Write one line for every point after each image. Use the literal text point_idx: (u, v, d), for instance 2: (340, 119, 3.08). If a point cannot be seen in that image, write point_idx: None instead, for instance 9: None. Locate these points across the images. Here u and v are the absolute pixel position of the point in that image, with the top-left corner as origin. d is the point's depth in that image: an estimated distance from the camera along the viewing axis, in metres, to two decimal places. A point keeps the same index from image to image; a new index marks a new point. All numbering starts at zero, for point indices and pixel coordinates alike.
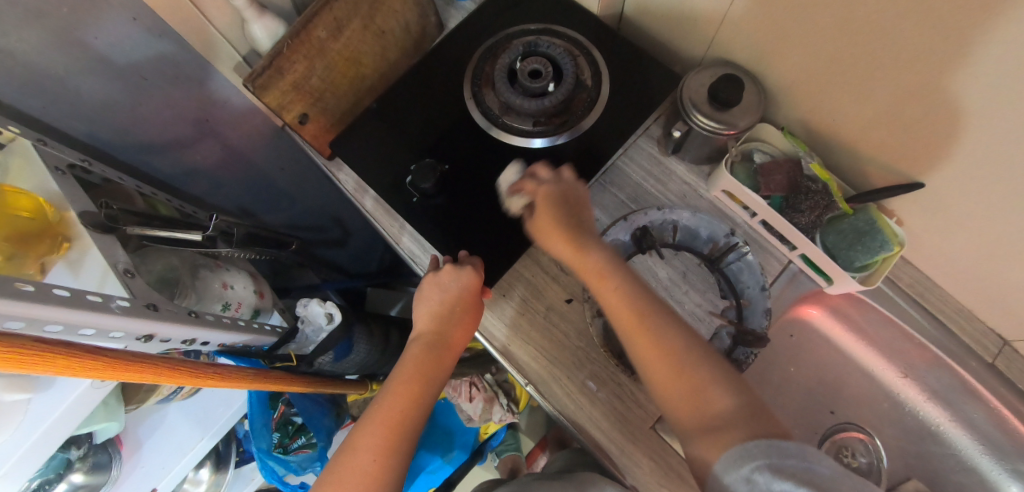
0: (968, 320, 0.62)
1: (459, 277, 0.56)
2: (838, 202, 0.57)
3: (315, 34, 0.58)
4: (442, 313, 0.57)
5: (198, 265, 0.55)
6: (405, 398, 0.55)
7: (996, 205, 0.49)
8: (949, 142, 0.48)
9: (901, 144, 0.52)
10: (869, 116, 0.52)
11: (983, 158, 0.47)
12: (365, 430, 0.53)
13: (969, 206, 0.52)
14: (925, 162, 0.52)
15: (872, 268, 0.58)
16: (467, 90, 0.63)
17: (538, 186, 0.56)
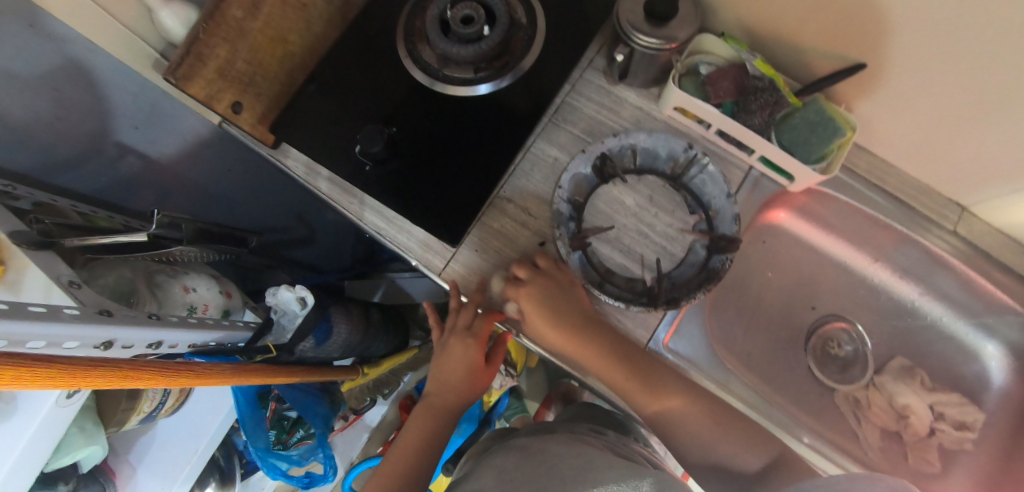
0: (927, 194, 0.64)
1: (473, 330, 0.63)
2: (787, 95, 0.57)
3: (230, 13, 0.55)
4: (461, 378, 0.66)
5: (153, 272, 0.52)
6: (432, 436, 0.66)
7: (935, 71, 0.50)
8: (881, 19, 0.48)
9: (838, 28, 0.52)
10: (803, 6, 0.52)
11: (916, 29, 0.47)
12: (398, 451, 0.66)
13: (912, 78, 0.52)
14: (863, 44, 0.52)
15: (830, 157, 0.58)
16: (401, 49, 0.60)
17: (521, 289, 0.56)
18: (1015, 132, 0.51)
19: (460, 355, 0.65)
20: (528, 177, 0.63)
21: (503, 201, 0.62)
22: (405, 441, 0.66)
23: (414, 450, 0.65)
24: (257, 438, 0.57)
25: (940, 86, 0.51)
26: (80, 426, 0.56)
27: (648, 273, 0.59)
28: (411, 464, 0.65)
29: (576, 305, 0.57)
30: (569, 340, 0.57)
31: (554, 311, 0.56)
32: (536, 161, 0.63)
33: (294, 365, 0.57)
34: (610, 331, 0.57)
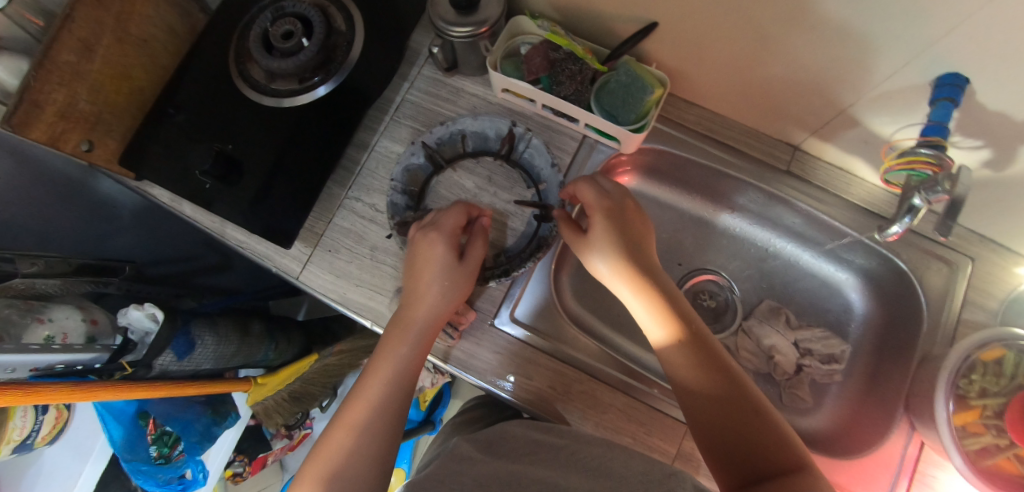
0: (757, 138, 0.66)
1: (443, 223, 0.56)
2: (593, 64, 0.60)
3: (60, 58, 0.58)
4: (437, 286, 0.54)
5: (5, 310, 0.54)
6: (401, 362, 0.53)
7: (705, 19, 0.52)
8: None
9: None
10: None
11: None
12: (359, 398, 0.52)
13: (696, 32, 0.55)
14: (644, 5, 0.55)
15: (648, 114, 0.60)
16: (233, 70, 0.64)
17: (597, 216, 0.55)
18: (796, 67, 0.54)
19: (432, 253, 0.55)
20: (374, 174, 0.66)
21: (352, 200, 0.65)
22: (368, 387, 0.52)
23: (379, 386, 0.52)
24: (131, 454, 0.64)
25: (718, 34, 0.54)
26: None
27: (488, 249, 0.61)
28: (376, 415, 0.51)
29: (642, 256, 0.54)
30: (650, 291, 0.52)
31: (630, 244, 0.54)
32: (380, 158, 0.66)
33: (158, 380, 0.59)
34: (679, 303, 0.52)
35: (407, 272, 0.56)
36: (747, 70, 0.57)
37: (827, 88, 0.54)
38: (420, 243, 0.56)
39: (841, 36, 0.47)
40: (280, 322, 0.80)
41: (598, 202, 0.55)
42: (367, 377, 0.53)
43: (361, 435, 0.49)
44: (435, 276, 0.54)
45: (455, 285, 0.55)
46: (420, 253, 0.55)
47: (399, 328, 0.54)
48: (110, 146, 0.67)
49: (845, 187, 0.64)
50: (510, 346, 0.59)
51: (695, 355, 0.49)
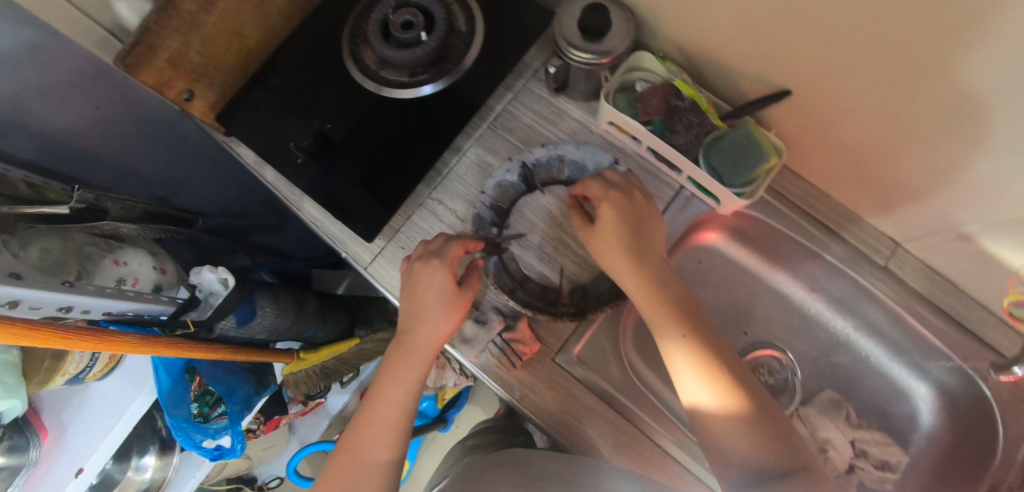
0: (860, 226, 0.63)
1: (446, 252, 0.54)
2: (711, 119, 0.58)
3: (183, 7, 0.58)
4: (433, 316, 0.53)
5: (84, 247, 0.55)
6: (402, 385, 0.54)
7: (844, 93, 0.50)
8: (805, 46, 0.48)
9: (767, 52, 0.52)
10: (731, 29, 0.52)
11: (820, 50, 0.47)
12: (367, 417, 0.54)
13: (825, 103, 0.53)
14: (787, 70, 0.52)
15: (757, 181, 0.58)
16: (346, 50, 0.63)
17: (607, 199, 0.53)
18: (921, 161, 0.51)
19: (432, 282, 0.53)
20: (460, 180, 0.63)
21: (434, 202, 0.63)
22: (375, 409, 0.54)
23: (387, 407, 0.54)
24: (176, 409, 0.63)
25: (845, 107, 0.51)
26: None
27: (563, 282, 0.59)
28: (381, 440, 0.52)
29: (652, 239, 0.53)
30: (648, 280, 0.52)
31: (636, 232, 0.52)
32: (470, 165, 0.64)
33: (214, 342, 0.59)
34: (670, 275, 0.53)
35: (404, 295, 0.55)
36: (868, 152, 0.55)
37: (950, 191, 0.51)
38: (417, 268, 0.54)
39: (988, 148, 0.45)
40: (329, 301, 0.79)
41: (603, 190, 0.53)
42: (372, 400, 0.54)
43: (375, 451, 0.52)
44: (435, 302, 0.53)
45: (452, 313, 0.54)
46: (418, 277, 0.53)
47: (403, 347, 0.55)
48: (208, 99, 0.67)
49: (942, 295, 0.60)
50: (567, 385, 0.58)
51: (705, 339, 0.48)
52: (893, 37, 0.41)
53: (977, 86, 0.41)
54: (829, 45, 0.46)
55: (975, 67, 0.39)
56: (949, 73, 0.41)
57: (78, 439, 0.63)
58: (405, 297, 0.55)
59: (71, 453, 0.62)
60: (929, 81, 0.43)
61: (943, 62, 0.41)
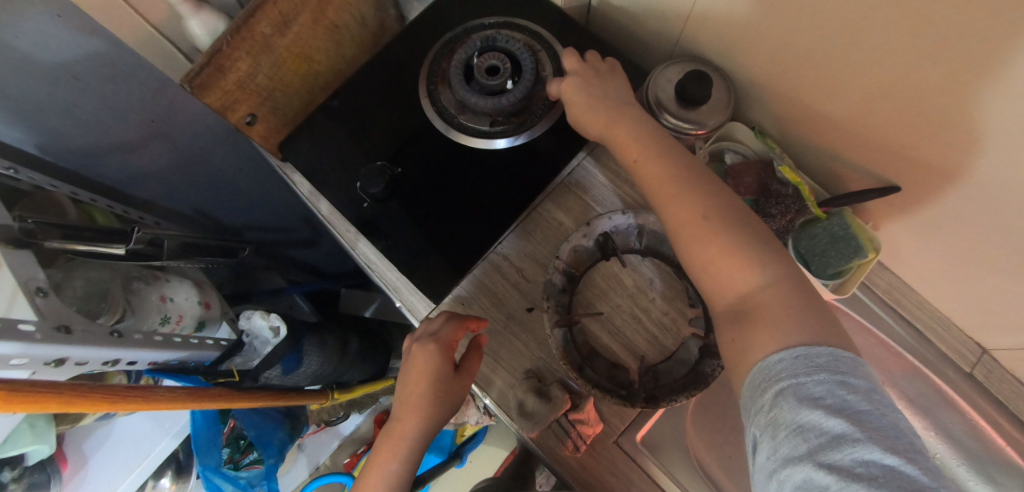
0: (946, 327, 0.59)
1: (442, 335, 0.52)
2: (810, 206, 0.54)
3: (258, 29, 0.53)
4: (429, 397, 0.51)
5: (131, 278, 0.52)
6: (398, 464, 0.50)
7: (894, 143, 0.47)
8: (931, 146, 0.45)
9: (879, 145, 0.49)
10: (844, 115, 0.49)
11: (852, 91, 0.46)
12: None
13: (875, 150, 0.50)
14: (901, 166, 0.49)
15: (846, 276, 0.55)
16: (422, 88, 0.59)
17: (562, 84, 0.54)
18: (990, 220, 0.46)
19: (426, 366, 0.51)
20: (528, 237, 0.60)
21: (499, 257, 0.59)
22: (368, 485, 0.50)
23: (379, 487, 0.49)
24: (207, 456, 0.60)
25: (891, 153, 0.49)
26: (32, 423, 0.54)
27: (632, 361, 0.56)
28: None
29: None
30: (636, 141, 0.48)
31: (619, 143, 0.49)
32: (540, 222, 0.60)
33: (258, 390, 0.53)
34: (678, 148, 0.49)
35: (399, 381, 0.53)
36: (943, 225, 0.51)
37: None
38: (414, 352, 0.52)
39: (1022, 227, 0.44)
40: (369, 337, 0.76)
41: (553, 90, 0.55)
42: (365, 475, 0.51)
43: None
44: (428, 385, 0.51)
45: (449, 401, 0.51)
46: (413, 359, 0.52)
47: (395, 430, 0.51)
48: (269, 123, 0.63)
49: None
50: (628, 471, 0.54)
51: (799, 324, 0.40)
52: (920, 77, 0.40)
53: (1015, 130, 0.38)
54: (858, 87, 0.45)
55: (1011, 107, 0.37)
56: (983, 116, 0.39)
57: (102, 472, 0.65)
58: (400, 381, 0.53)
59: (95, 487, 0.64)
60: (961, 122, 0.41)
61: (976, 102, 0.38)
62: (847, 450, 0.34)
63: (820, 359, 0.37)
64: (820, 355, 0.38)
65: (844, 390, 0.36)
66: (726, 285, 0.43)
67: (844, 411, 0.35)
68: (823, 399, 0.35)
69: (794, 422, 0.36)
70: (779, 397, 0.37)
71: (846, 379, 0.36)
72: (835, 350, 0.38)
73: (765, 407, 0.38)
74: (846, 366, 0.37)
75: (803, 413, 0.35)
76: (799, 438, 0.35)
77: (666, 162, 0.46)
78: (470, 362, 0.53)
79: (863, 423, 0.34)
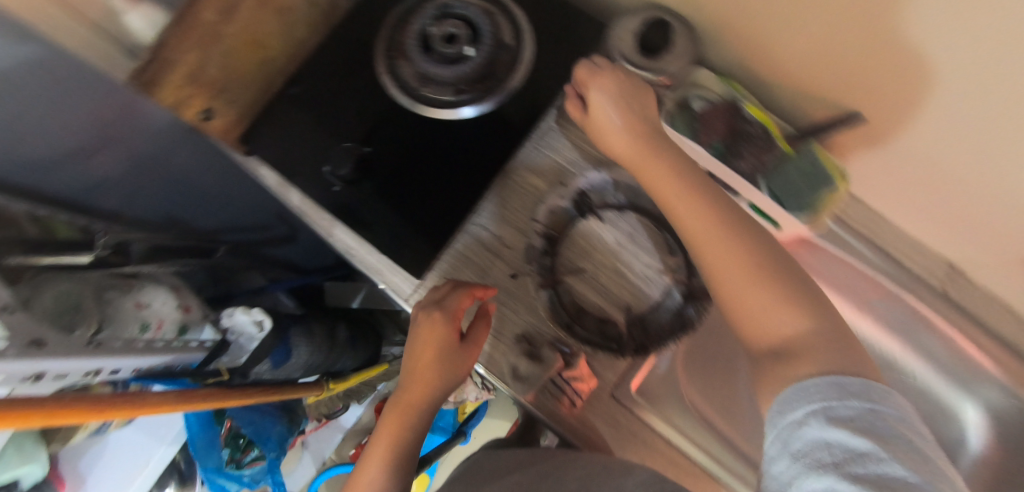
0: (919, 250, 0.61)
1: (449, 305, 0.51)
2: (779, 143, 0.55)
3: (202, 17, 0.53)
4: (437, 369, 0.52)
5: (103, 287, 0.50)
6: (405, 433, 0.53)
7: (866, 83, 0.48)
8: (897, 82, 0.45)
9: (845, 82, 0.49)
10: (810, 57, 0.49)
11: (786, 22, 0.46)
12: (367, 466, 0.52)
13: (823, 77, 0.50)
14: (868, 99, 0.50)
15: (819, 209, 0.55)
16: (382, 65, 0.58)
17: (591, 91, 0.47)
18: (945, 136, 0.47)
19: (433, 335, 0.51)
20: (506, 205, 0.59)
21: (479, 228, 0.59)
22: (374, 459, 0.52)
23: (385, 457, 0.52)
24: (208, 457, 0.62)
25: (838, 78, 0.49)
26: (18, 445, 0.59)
27: (621, 315, 0.56)
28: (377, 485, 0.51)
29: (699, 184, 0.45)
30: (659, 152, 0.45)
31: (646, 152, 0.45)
32: (517, 188, 0.60)
33: (249, 387, 0.53)
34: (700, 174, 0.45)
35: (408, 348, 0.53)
36: (902, 145, 0.51)
37: (984, 182, 0.49)
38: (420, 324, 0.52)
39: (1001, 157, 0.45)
40: (357, 325, 0.75)
41: (586, 68, 0.47)
42: (372, 448, 0.53)
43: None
44: (436, 356, 0.52)
45: (457, 368, 0.52)
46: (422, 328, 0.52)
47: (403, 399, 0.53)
48: (228, 117, 0.61)
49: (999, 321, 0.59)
50: (627, 423, 0.55)
51: (831, 357, 0.37)
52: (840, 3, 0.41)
53: (937, 43, 0.39)
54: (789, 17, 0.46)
55: (927, 23, 0.38)
56: (903, 33, 0.40)
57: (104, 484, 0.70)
58: (408, 349, 0.54)
59: None
60: (887, 40, 0.42)
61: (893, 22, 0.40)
62: (870, 465, 0.31)
63: (853, 389, 0.35)
64: (854, 383, 0.35)
65: (876, 417, 0.33)
66: (768, 328, 0.40)
67: (866, 429, 0.33)
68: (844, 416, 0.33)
69: (816, 438, 0.33)
70: (808, 416, 0.34)
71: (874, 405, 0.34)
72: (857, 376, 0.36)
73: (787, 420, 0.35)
74: (866, 389, 0.35)
75: (830, 431, 0.33)
76: (818, 452, 0.32)
77: (634, 112, 0.46)
78: (478, 330, 0.53)
79: (883, 440, 0.32)
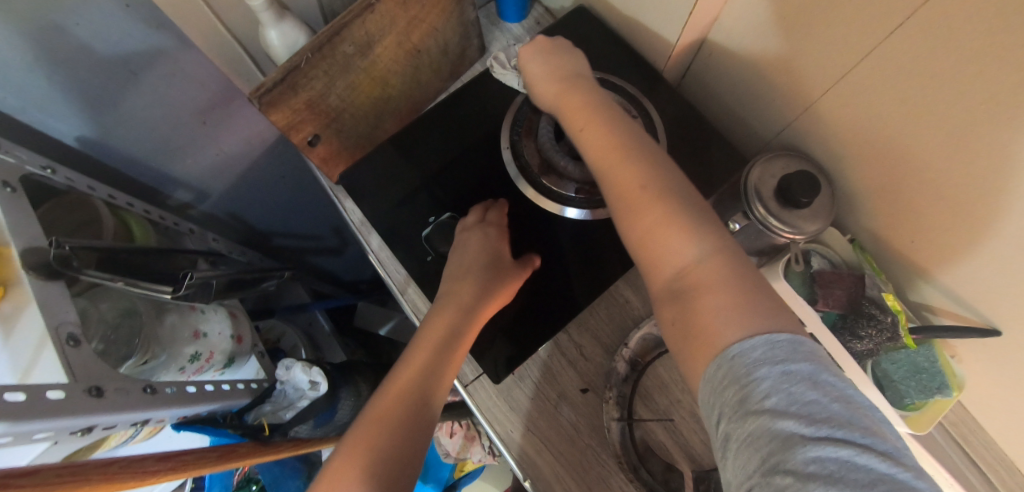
0: (1009, 471, 0.57)
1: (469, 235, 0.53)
2: (903, 336, 0.50)
3: (341, 47, 0.48)
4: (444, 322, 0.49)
5: (166, 308, 0.46)
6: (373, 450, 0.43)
7: (948, 254, 0.48)
8: (977, 258, 0.46)
9: (913, 235, 0.50)
10: (889, 207, 0.51)
11: (929, 134, 0.42)
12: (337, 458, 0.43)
13: (910, 200, 0.48)
14: (935, 256, 0.50)
15: (921, 409, 0.52)
16: (505, 138, 0.57)
17: None
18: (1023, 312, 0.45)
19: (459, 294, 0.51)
20: (593, 314, 0.56)
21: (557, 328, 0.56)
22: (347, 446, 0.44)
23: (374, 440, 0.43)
24: None
25: (956, 206, 0.44)
26: None
27: (688, 466, 0.52)
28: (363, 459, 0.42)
29: None
30: None
31: None
32: (606, 297, 0.56)
33: (284, 442, 0.49)
34: None
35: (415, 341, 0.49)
36: (979, 296, 0.48)
37: None
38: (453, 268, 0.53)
39: None
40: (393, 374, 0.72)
41: None
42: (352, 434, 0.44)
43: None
44: (440, 340, 0.48)
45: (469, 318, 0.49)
46: (434, 318, 0.50)
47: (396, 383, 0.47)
48: (332, 145, 0.58)
49: None
50: None
51: None
52: (1012, 138, 0.36)
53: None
54: (942, 129, 0.40)
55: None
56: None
57: None
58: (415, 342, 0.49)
59: None
60: (981, 192, 0.41)
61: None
62: (799, 451, 0.30)
63: (757, 353, 0.34)
64: (755, 347, 0.34)
65: (788, 382, 0.32)
66: None
67: (791, 409, 0.31)
68: (801, 392, 0.32)
69: (745, 438, 0.32)
70: (748, 411, 0.32)
71: (788, 368, 0.33)
72: (771, 334, 0.34)
73: (710, 408, 0.35)
74: (787, 353, 0.33)
75: (752, 422, 0.32)
76: (752, 451, 0.31)
77: None
78: (465, 252, 0.52)
79: (813, 417, 0.31)
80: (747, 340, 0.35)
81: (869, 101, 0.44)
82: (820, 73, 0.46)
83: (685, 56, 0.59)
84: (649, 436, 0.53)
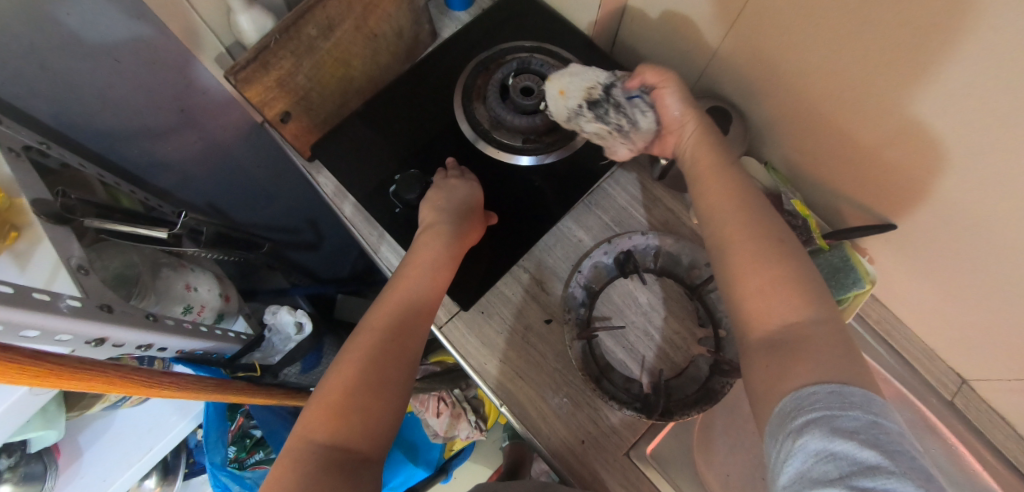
0: (930, 358, 0.64)
1: (444, 184, 0.58)
2: (815, 238, 0.59)
3: (305, 30, 0.54)
4: (432, 253, 0.52)
5: (160, 263, 0.51)
6: (373, 364, 0.44)
7: (881, 169, 0.53)
8: (902, 167, 0.51)
9: (842, 155, 0.56)
10: (822, 130, 0.56)
11: (815, 59, 0.49)
12: (330, 380, 0.43)
13: (833, 120, 0.53)
14: (866, 175, 0.55)
15: (845, 305, 0.58)
16: (458, 106, 0.64)
17: None
18: (914, 207, 0.53)
19: (437, 226, 0.54)
20: (551, 252, 0.62)
21: (518, 266, 0.62)
22: (347, 360, 0.45)
23: (364, 355, 0.45)
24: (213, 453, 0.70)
25: (876, 119, 0.49)
26: (44, 407, 0.52)
27: (646, 376, 0.58)
28: (363, 374, 0.43)
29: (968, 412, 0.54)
30: None
31: None
32: (560, 236, 0.63)
33: (274, 387, 0.54)
34: None
35: (403, 265, 0.52)
36: (888, 199, 0.55)
37: (939, 255, 0.55)
38: (424, 214, 0.56)
39: (959, 260, 0.53)
40: None
41: None
42: (347, 355, 0.45)
43: (341, 416, 0.41)
44: (427, 266, 0.52)
45: (454, 251, 0.53)
46: (418, 248, 0.53)
47: (390, 303, 0.49)
48: (302, 123, 0.64)
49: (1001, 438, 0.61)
50: (638, 483, 0.55)
51: None
52: (886, 42, 0.43)
53: (938, 112, 0.43)
54: (847, 49, 0.46)
55: (941, 89, 0.42)
56: (923, 95, 0.43)
57: (101, 461, 0.63)
58: (399, 268, 0.52)
59: (92, 477, 0.61)
60: (892, 100, 0.46)
61: (921, 79, 0.43)
62: (879, 480, 0.31)
63: (854, 398, 0.36)
64: (855, 394, 0.36)
65: (878, 429, 0.34)
66: None
67: (877, 446, 0.32)
68: (888, 442, 0.33)
69: (820, 449, 0.33)
70: (824, 431, 0.34)
71: (880, 420, 0.34)
72: (867, 392, 0.36)
73: (784, 426, 0.37)
74: (882, 411, 0.35)
75: (834, 442, 0.33)
76: (823, 464, 0.33)
77: None
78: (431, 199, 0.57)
79: (896, 459, 0.32)
80: (842, 386, 0.37)
81: (774, 38, 0.51)
82: (717, 19, 0.55)
83: (611, 25, 0.67)
84: (613, 355, 0.59)
